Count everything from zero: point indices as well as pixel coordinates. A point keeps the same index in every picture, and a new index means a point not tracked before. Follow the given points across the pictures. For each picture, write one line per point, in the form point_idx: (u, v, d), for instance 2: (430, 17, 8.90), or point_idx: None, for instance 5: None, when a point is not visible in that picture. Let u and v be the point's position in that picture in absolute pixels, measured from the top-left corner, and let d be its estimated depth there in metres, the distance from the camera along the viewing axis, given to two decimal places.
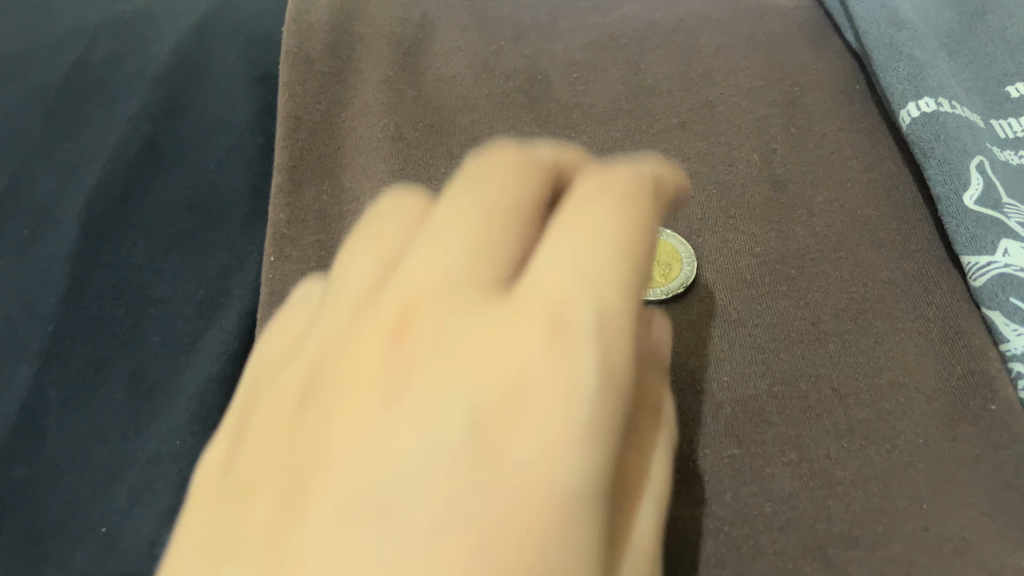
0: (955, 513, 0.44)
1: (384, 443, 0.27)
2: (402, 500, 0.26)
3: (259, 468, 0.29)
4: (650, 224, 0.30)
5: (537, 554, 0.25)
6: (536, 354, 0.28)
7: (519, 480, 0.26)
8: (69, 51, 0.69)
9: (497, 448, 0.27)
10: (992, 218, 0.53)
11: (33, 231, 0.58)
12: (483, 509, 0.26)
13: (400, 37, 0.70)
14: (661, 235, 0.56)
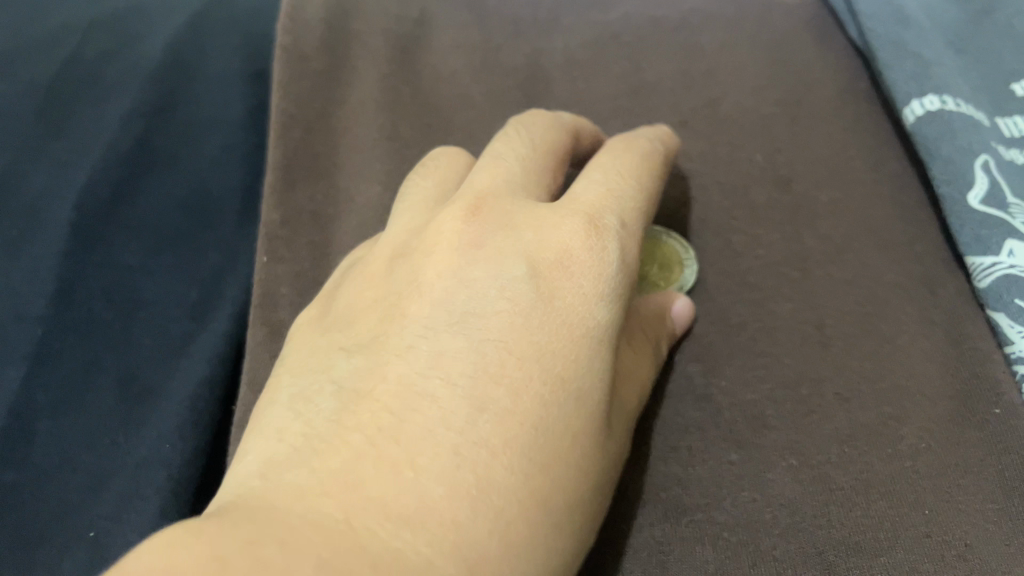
0: (960, 520, 0.42)
1: (471, 285, 0.42)
2: (484, 320, 0.40)
3: (369, 308, 0.43)
4: (653, 176, 0.49)
5: (572, 363, 0.39)
6: (575, 238, 0.43)
7: (562, 315, 0.40)
8: (61, 47, 0.68)
9: (546, 293, 0.41)
10: (997, 218, 0.51)
11: (23, 231, 0.58)
12: (538, 333, 0.40)
13: (397, 35, 0.69)
14: (663, 237, 0.57)
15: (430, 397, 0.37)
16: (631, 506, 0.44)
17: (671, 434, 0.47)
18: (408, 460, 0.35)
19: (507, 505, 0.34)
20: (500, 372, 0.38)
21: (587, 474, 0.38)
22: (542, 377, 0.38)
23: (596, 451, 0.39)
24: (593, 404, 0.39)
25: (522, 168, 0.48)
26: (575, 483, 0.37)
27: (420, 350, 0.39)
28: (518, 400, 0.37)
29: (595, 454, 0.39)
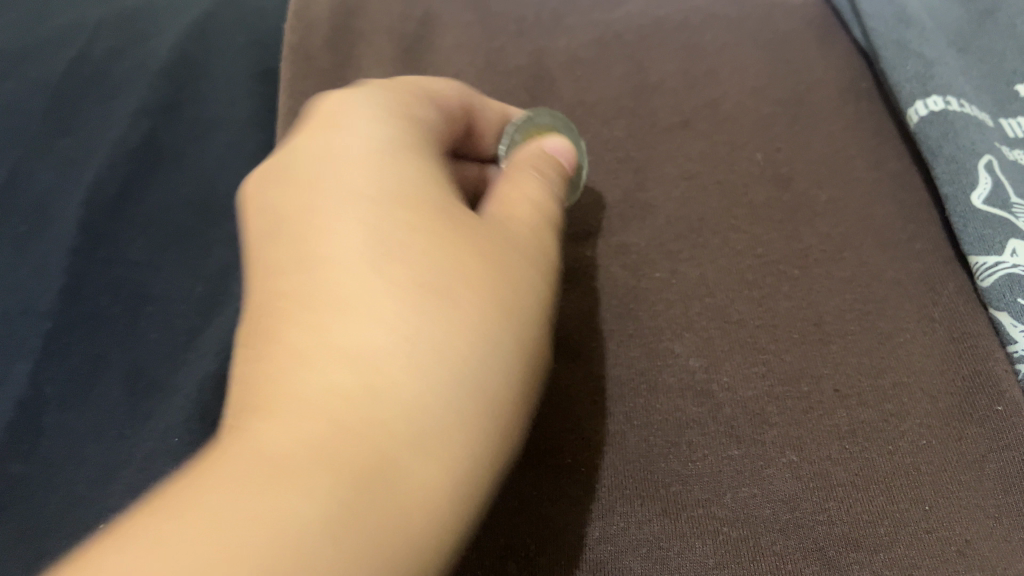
0: (958, 515, 0.42)
1: (260, 203, 0.41)
2: (277, 226, 0.39)
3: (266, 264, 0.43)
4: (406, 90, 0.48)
5: (376, 226, 0.37)
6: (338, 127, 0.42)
7: (302, 200, 0.39)
8: (69, 47, 0.69)
9: (288, 183, 0.40)
10: (999, 217, 0.51)
11: (31, 227, 0.58)
12: (307, 217, 0.38)
13: (403, 36, 0.69)
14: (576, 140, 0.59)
15: (287, 290, 0.35)
16: (632, 502, 0.44)
17: (671, 429, 0.47)
18: (273, 350, 0.33)
19: (378, 372, 0.32)
20: (332, 252, 0.36)
21: (512, 362, 0.36)
22: (315, 250, 0.36)
23: (521, 336, 0.37)
24: (434, 262, 0.36)
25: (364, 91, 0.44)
26: (503, 379, 0.35)
27: (265, 258, 0.38)
28: (349, 274, 0.35)
29: (516, 334, 0.36)
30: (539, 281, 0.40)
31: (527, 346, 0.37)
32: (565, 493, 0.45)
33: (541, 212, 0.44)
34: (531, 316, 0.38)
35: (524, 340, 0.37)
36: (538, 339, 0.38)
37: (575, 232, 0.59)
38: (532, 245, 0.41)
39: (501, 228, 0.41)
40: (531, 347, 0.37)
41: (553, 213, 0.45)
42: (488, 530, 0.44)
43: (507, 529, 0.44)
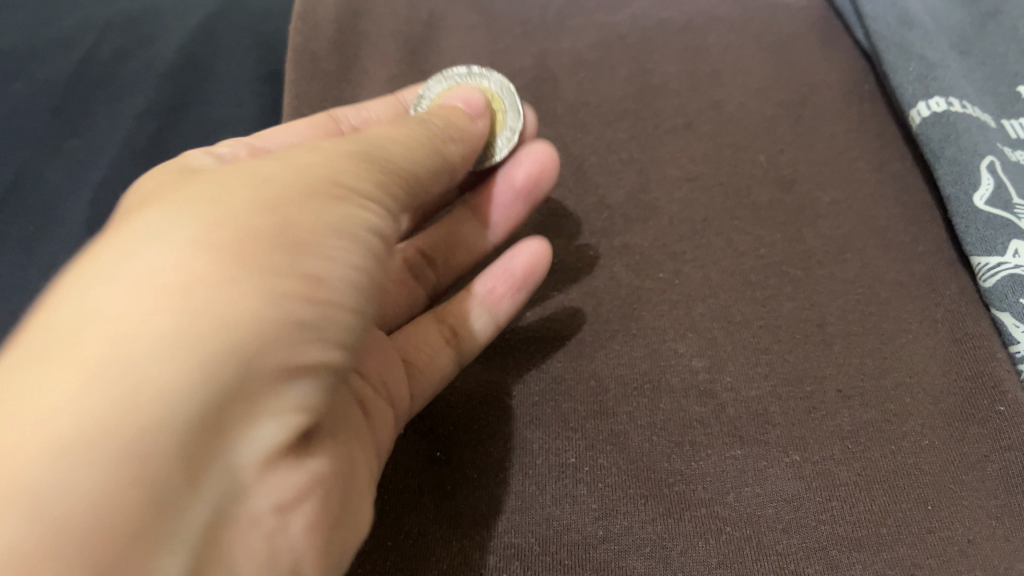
0: (961, 515, 0.43)
1: None
2: None
3: None
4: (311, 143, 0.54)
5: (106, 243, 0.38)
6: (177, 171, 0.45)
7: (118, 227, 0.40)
8: (76, 49, 0.69)
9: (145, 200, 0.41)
10: (1002, 218, 0.52)
11: (39, 228, 0.59)
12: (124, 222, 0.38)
13: (407, 37, 0.70)
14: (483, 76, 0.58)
15: None
16: (636, 501, 0.45)
17: (674, 429, 0.47)
18: None
19: None
20: None
21: (185, 289, 0.31)
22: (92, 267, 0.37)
23: (198, 255, 0.32)
24: None
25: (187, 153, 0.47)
26: (152, 304, 0.31)
27: None
28: None
29: (209, 258, 0.33)
30: (253, 203, 0.35)
31: (216, 267, 0.32)
32: (568, 492, 0.45)
33: (327, 144, 0.41)
34: (229, 235, 0.34)
35: (213, 263, 0.33)
36: (259, 258, 0.34)
37: (579, 233, 0.59)
38: (280, 172, 0.38)
39: (259, 169, 0.38)
40: (243, 268, 0.33)
41: (357, 142, 0.42)
42: (493, 529, 0.44)
43: (511, 528, 0.44)
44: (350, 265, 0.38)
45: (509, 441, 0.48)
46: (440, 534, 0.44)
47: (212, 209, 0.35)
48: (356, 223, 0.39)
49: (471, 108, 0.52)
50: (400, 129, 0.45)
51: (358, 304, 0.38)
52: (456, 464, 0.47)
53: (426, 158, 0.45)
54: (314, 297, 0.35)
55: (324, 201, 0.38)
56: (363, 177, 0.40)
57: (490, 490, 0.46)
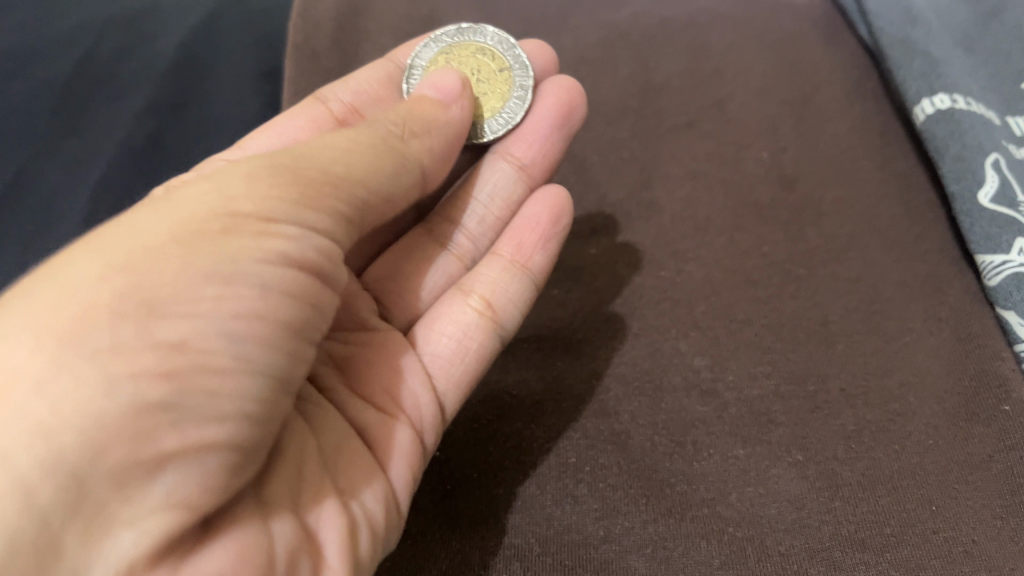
0: (966, 515, 0.42)
1: None
2: None
3: None
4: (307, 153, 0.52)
5: None
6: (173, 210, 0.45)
7: None
8: (76, 48, 0.69)
9: None
10: (1007, 216, 0.51)
11: (39, 228, 0.59)
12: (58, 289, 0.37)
13: (408, 35, 0.70)
14: (459, 34, 0.55)
15: None
16: (637, 502, 0.44)
17: (675, 429, 0.47)
18: None
19: None
20: None
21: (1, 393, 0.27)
22: None
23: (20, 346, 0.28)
24: None
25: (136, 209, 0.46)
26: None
27: None
28: None
29: (37, 344, 0.28)
30: (106, 266, 0.31)
31: (44, 354, 0.28)
32: (569, 492, 0.45)
33: (227, 169, 0.36)
34: (67, 309, 0.29)
35: (40, 350, 0.28)
36: (98, 332, 0.29)
37: (580, 232, 0.59)
38: (150, 221, 0.33)
39: (131, 221, 0.33)
40: (78, 348, 0.29)
41: (261, 161, 0.37)
42: (492, 529, 0.44)
43: (511, 527, 0.44)
44: (237, 315, 0.32)
45: (509, 439, 0.48)
46: (438, 534, 0.44)
47: (54, 281, 0.30)
48: (245, 258, 0.33)
49: (445, 93, 0.47)
50: (346, 132, 0.41)
51: (247, 357, 0.32)
52: (456, 463, 0.47)
53: (376, 158, 0.40)
54: (177, 363, 0.30)
55: (202, 244, 0.33)
56: (263, 201, 0.35)
57: (490, 489, 0.45)
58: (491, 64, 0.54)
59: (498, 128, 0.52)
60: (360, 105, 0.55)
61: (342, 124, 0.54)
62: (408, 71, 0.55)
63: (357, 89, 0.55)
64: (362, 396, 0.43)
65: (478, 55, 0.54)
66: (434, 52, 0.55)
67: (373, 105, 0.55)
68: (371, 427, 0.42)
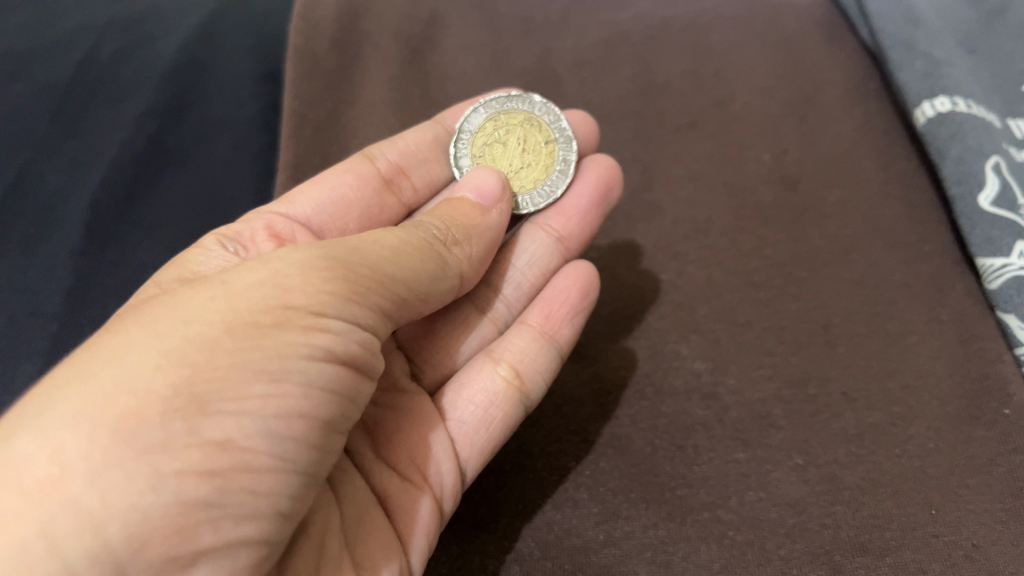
0: (966, 518, 0.42)
1: None
2: None
3: None
4: (352, 210, 0.51)
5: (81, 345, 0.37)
6: (208, 255, 0.44)
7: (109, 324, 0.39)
8: (77, 50, 0.69)
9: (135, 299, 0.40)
10: (1008, 219, 0.51)
11: (39, 230, 0.59)
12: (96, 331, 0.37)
13: (409, 37, 0.70)
14: (507, 102, 0.54)
15: None
16: (637, 506, 0.44)
17: (677, 432, 0.47)
18: None
19: None
20: None
21: (55, 485, 0.27)
22: None
23: (74, 438, 0.28)
24: None
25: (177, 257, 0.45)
26: (9, 503, 0.27)
27: None
28: None
29: (90, 438, 0.28)
30: (160, 360, 0.30)
31: (96, 448, 0.28)
32: (570, 496, 0.45)
33: (284, 254, 0.35)
34: (122, 401, 0.29)
35: (92, 441, 0.28)
36: (149, 429, 0.29)
37: None
38: (204, 307, 0.33)
39: (186, 304, 0.33)
40: (128, 443, 0.29)
41: (317, 248, 0.36)
42: (492, 533, 0.44)
43: (511, 531, 0.44)
44: (282, 415, 0.32)
45: (511, 445, 0.48)
46: (439, 537, 0.44)
47: (110, 369, 0.30)
48: (292, 356, 0.33)
49: (484, 197, 0.47)
50: (395, 231, 0.40)
51: (286, 455, 0.32)
52: None
53: (421, 262, 0.40)
54: (221, 462, 0.30)
55: (254, 341, 0.32)
56: (314, 292, 0.34)
57: (491, 494, 0.46)
58: (537, 135, 0.54)
59: (539, 201, 0.52)
60: (406, 166, 0.54)
61: (388, 185, 0.53)
62: (455, 136, 0.54)
63: (404, 148, 0.54)
64: (389, 463, 0.43)
65: (524, 129, 0.54)
66: (483, 118, 0.55)
67: (420, 166, 0.54)
68: (394, 496, 0.42)
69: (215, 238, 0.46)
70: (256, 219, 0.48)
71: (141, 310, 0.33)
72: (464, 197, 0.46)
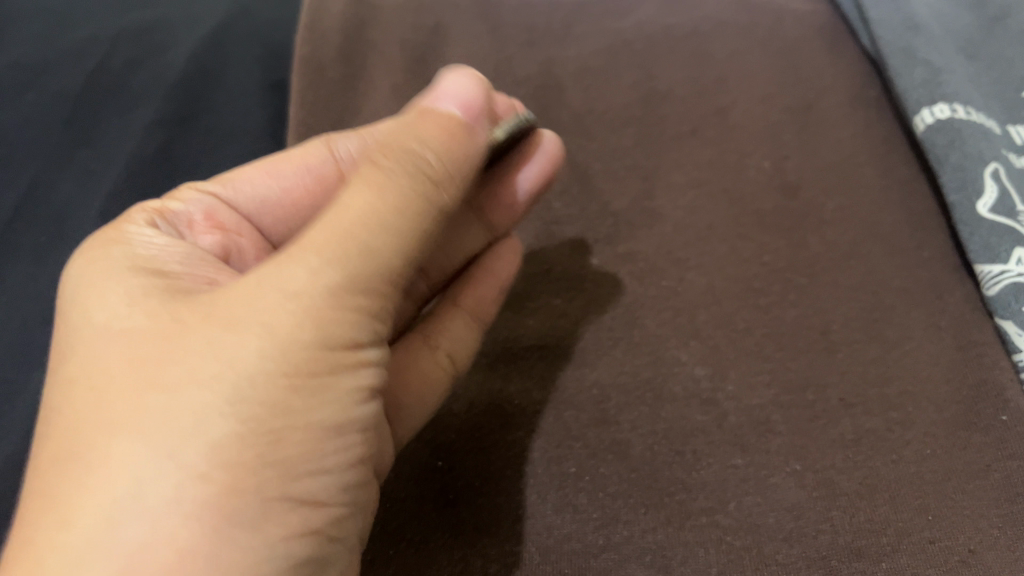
0: (963, 523, 0.42)
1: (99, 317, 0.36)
2: None
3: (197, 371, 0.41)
4: (302, 207, 0.50)
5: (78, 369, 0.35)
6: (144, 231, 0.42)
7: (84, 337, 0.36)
8: (89, 60, 0.71)
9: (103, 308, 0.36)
10: (1006, 225, 0.52)
11: (51, 238, 0.60)
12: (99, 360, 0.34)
13: (414, 46, 0.71)
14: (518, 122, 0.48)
15: None
16: (636, 510, 0.45)
17: (676, 438, 0.48)
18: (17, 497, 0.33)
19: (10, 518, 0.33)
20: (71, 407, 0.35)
21: (184, 563, 0.30)
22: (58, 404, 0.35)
23: (182, 519, 0.31)
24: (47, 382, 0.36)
25: (126, 239, 0.41)
26: None
27: None
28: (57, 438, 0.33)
29: (198, 521, 0.31)
30: (238, 434, 0.32)
31: (208, 531, 0.31)
32: (570, 501, 0.46)
33: (305, 275, 0.34)
34: (221, 476, 0.31)
35: (202, 524, 0.31)
36: (251, 502, 0.32)
37: (582, 242, 0.59)
38: (257, 368, 0.33)
39: (227, 357, 0.33)
40: (236, 520, 0.31)
41: (337, 263, 0.35)
42: (494, 537, 0.45)
43: (512, 535, 0.45)
44: (347, 464, 0.36)
45: (511, 450, 0.48)
46: (442, 541, 0.45)
47: (189, 447, 0.31)
48: (349, 403, 0.35)
49: (471, 114, 0.42)
50: (387, 195, 0.37)
51: (353, 500, 0.37)
52: (458, 472, 0.47)
53: (417, 225, 0.38)
54: (314, 517, 0.34)
55: (310, 401, 0.34)
56: (348, 325, 0.35)
57: (493, 499, 0.46)
58: None
59: None
60: None
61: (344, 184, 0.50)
62: None
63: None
64: None
65: None
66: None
67: None
68: None
69: (147, 214, 0.43)
70: (195, 202, 0.46)
71: (175, 364, 0.33)
72: (445, 111, 0.41)
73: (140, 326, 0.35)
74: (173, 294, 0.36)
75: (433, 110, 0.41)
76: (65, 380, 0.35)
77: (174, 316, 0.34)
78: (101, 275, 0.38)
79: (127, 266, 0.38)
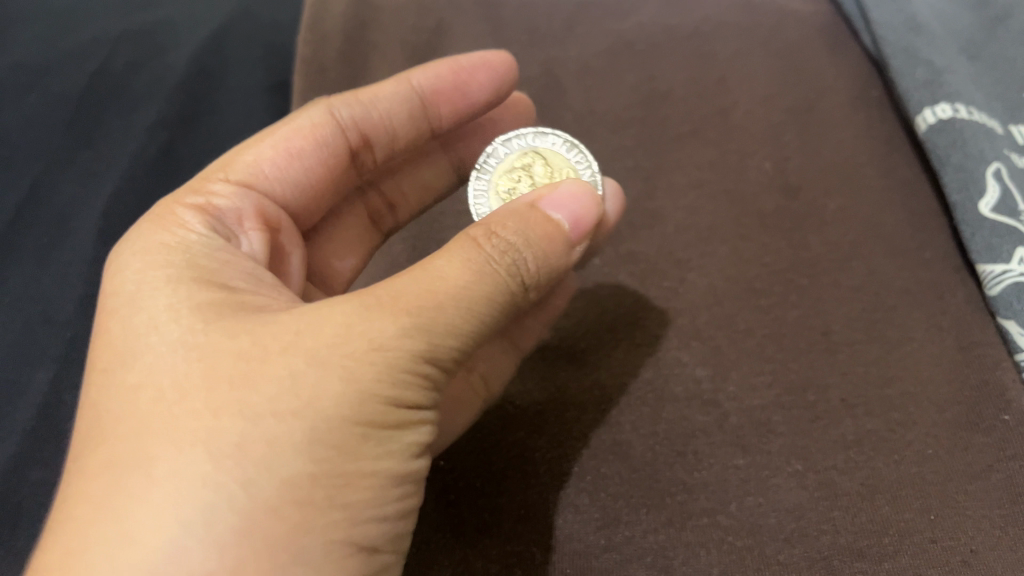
0: (964, 524, 0.42)
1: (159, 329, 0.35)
2: None
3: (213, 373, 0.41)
4: (326, 185, 0.49)
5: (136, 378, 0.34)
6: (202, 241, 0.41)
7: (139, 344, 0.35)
8: (91, 61, 0.71)
9: (167, 322, 0.36)
10: (1008, 225, 0.51)
11: (53, 239, 0.60)
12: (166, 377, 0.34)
13: (416, 47, 0.71)
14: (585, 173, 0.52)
15: None
16: (637, 511, 0.45)
17: (677, 439, 0.48)
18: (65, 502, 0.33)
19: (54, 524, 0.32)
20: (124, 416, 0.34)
21: None
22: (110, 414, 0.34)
23: (249, 552, 0.31)
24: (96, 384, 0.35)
25: (191, 247, 0.39)
26: None
27: None
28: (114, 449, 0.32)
29: (265, 557, 0.31)
30: (311, 477, 0.32)
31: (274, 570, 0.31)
32: (571, 501, 0.46)
33: (393, 331, 0.34)
34: (291, 515, 0.32)
35: (270, 561, 0.31)
36: (316, 543, 0.32)
37: None
38: (336, 413, 0.33)
39: (312, 397, 0.33)
40: (300, 561, 0.32)
41: (420, 318, 0.35)
42: (495, 538, 0.45)
43: (513, 536, 0.45)
44: (402, 513, 0.36)
45: (512, 450, 0.48)
46: (444, 541, 0.45)
47: (265, 479, 0.31)
48: (411, 455, 0.36)
49: (578, 228, 0.41)
50: (484, 278, 0.36)
51: (403, 545, 0.37)
52: (459, 472, 0.47)
53: (502, 315, 0.38)
54: (367, 563, 0.34)
55: (380, 451, 0.34)
56: (421, 382, 0.35)
57: (494, 499, 0.46)
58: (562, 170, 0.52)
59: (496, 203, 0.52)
60: (376, 139, 0.52)
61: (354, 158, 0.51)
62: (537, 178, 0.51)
63: (377, 119, 0.51)
64: None
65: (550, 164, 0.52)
66: (520, 149, 0.53)
67: (384, 137, 0.52)
68: None
69: (196, 213, 0.41)
70: (242, 198, 0.44)
71: (256, 393, 0.33)
72: (553, 217, 0.40)
73: (215, 343, 0.34)
74: (248, 315, 0.36)
75: (541, 208, 0.40)
76: (121, 385, 0.34)
77: (251, 338, 0.34)
78: (158, 288, 0.37)
79: (195, 280, 0.37)
